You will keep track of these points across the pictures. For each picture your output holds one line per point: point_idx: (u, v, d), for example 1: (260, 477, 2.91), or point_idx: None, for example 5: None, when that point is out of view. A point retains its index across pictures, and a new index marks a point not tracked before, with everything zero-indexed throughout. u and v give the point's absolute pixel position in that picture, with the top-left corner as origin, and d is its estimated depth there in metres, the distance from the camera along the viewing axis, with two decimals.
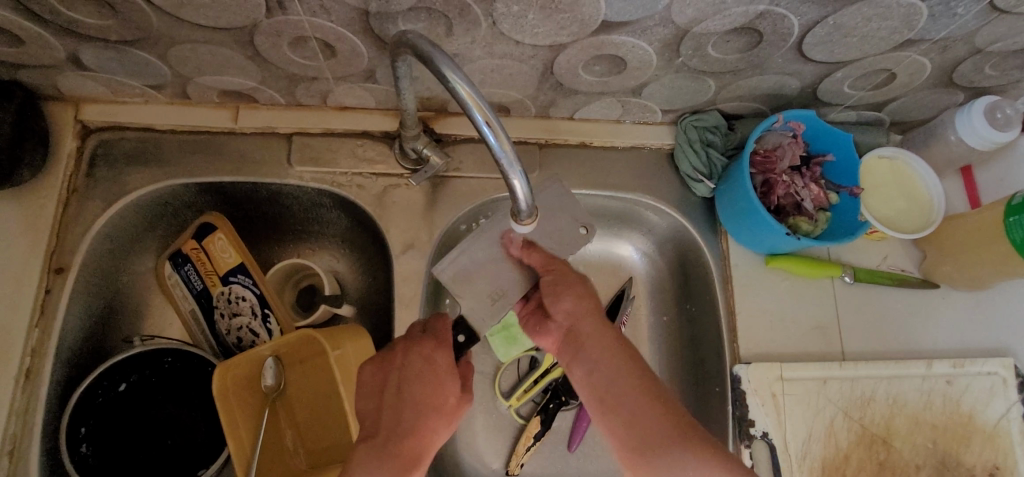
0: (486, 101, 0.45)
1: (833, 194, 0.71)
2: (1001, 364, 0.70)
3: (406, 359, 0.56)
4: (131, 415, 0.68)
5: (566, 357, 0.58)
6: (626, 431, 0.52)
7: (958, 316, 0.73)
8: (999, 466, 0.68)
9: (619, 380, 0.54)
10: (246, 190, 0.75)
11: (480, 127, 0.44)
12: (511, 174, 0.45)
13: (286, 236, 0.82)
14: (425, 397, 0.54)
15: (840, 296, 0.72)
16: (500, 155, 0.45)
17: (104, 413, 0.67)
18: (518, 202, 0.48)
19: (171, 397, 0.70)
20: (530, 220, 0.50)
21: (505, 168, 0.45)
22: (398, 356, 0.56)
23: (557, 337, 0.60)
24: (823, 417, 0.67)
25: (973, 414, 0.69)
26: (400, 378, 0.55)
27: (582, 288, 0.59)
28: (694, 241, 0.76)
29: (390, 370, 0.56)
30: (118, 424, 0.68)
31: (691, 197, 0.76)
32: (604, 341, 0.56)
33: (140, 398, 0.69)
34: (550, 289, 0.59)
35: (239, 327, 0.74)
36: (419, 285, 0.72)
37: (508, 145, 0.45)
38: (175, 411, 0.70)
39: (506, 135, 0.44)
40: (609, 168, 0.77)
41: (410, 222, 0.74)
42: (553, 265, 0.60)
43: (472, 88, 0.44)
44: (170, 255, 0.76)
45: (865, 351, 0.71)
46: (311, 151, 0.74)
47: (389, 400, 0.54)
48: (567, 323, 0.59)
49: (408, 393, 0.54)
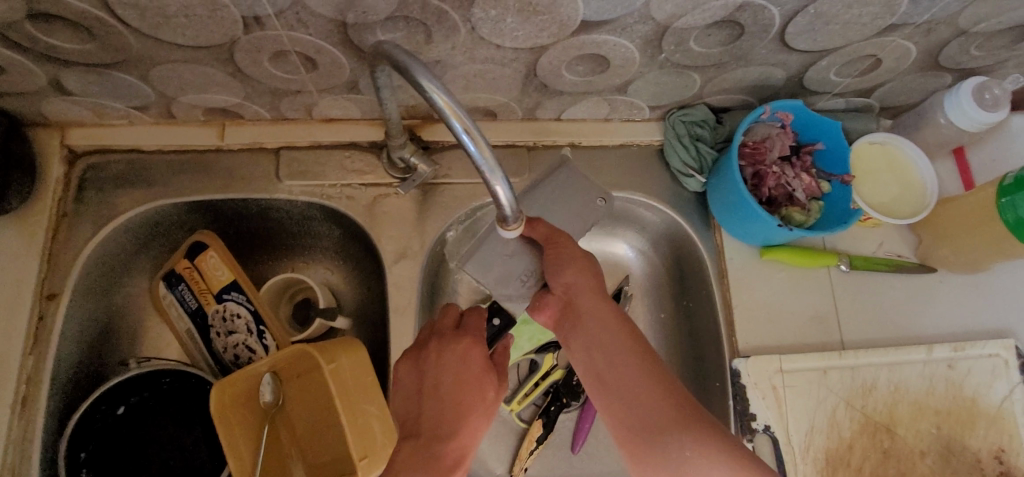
0: (464, 108, 0.44)
1: (825, 183, 0.70)
2: (1002, 345, 0.69)
3: (443, 360, 0.57)
4: (130, 438, 0.68)
5: (565, 330, 0.58)
6: (627, 416, 0.52)
7: (957, 299, 0.72)
8: (1005, 448, 0.67)
9: (620, 366, 0.53)
10: (237, 207, 0.75)
11: (459, 135, 0.44)
12: (493, 181, 0.45)
13: (279, 250, 0.81)
14: (466, 393, 0.56)
15: (836, 285, 0.72)
16: (481, 162, 0.45)
17: (103, 437, 0.67)
18: (502, 208, 0.48)
19: (169, 419, 0.70)
20: (516, 225, 0.50)
21: (486, 175, 0.45)
22: (431, 356, 0.57)
23: (555, 310, 0.58)
24: (824, 407, 0.67)
25: (976, 397, 0.68)
26: (439, 376, 0.56)
27: (584, 261, 0.57)
28: (688, 237, 0.76)
29: (425, 368, 0.57)
30: (118, 447, 0.67)
31: (682, 193, 0.76)
32: (600, 328, 0.56)
33: (139, 421, 0.69)
34: (553, 260, 0.57)
35: (235, 344, 0.74)
36: (413, 294, 0.71)
37: (488, 151, 0.44)
38: (174, 432, 0.69)
39: (486, 142, 0.44)
40: (598, 167, 0.76)
41: (401, 231, 0.73)
42: (559, 238, 0.58)
43: (448, 97, 0.44)
44: (163, 276, 0.76)
45: (865, 339, 0.70)
46: (299, 164, 0.73)
47: (432, 398, 0.55)
48: (566, 295, 0.57)
49: (447, 389, 0.55)
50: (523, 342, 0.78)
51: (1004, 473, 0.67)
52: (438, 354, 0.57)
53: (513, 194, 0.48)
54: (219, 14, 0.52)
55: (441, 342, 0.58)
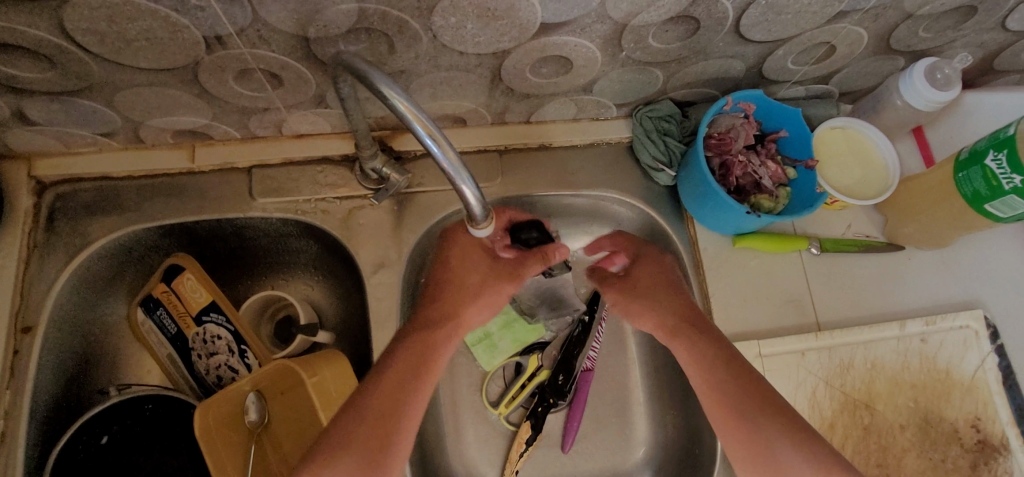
0: (427, 114, 0.45)
1: (790, 169, 0.72)
2: (972, 316, 0.72)
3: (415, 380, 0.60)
4: (113, 466, 0.67)
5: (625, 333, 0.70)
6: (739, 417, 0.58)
7: (926, 274, 0.74)
8: (980, 417, 0.69)
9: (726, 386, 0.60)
10: (213, 227, 0.74)
11: (423, 139, 0.45)
12: (460, 181, 0.46)
13: (258, 269, 0.81)
14: (411, 420, 0.58)
15: (809, 268, 0.73)
16: (446, 164, 0.45)
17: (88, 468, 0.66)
18: (472, 208, 0.49)
19: (154, 446, 0.69)
20: (487, 223, 0.51)
21: (453, 176, 0.46)
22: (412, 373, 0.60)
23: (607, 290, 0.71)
24: (804, 388, 0.68)
25: (950, 368, 0.70)
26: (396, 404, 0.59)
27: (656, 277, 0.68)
28: (662, 230, 0.77)
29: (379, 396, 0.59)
30: None
31: (653, 187, 0.77)
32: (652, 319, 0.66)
33: (122, 450, 0.68)
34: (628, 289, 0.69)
35: (218, 365, 0.73)
36: (394, 303, 0.72)
37: (453, 153, 0.45)
38: (159, 459, 0.69)
39: (450, 145, 0.45)
40: (570, 168, 0.77)
41: (378, 242, 0.74)
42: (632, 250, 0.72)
43: (408, 102, 0.45)
44: (141, 301, 0.75)
45: (839, 319, 0.72)
46: (272, 182, 0.73)
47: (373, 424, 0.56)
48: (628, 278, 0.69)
49: (430, 319, 0.65)
50: (509, 342, 0.80)
51: (982, 441, 0.68)
52: (410, 378, 0.60)
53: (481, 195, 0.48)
54: (180, 35, 0.52)
55: (415, 373, 0.60)
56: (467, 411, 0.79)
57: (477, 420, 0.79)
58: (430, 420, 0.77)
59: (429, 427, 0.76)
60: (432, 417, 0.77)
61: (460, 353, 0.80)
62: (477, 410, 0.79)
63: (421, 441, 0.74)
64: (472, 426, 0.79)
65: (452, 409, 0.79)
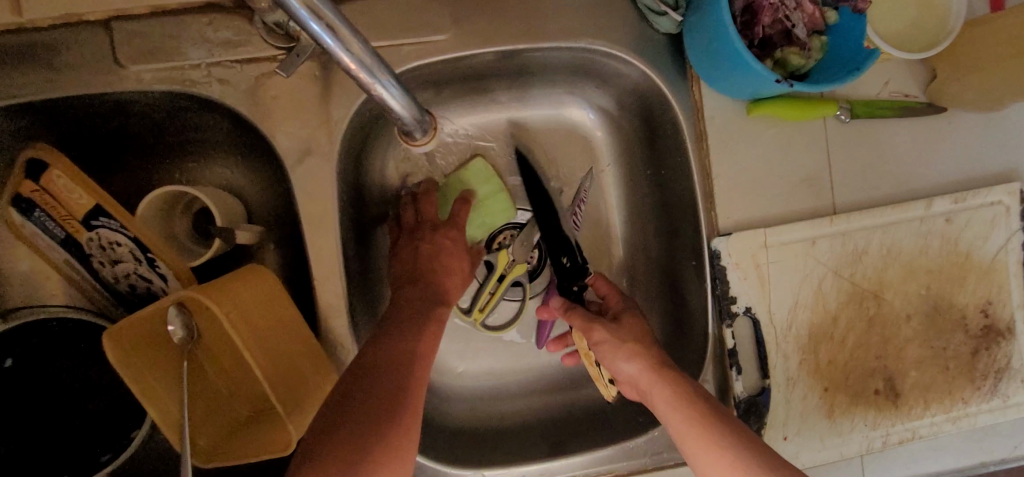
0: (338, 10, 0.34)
1: (831, 12, 0.54)
2: (1006, 191, 0.61)
3: (436, 319, 0.54)
4: (31, 403, 0.62)
5: None
6: None
7: (968, 140, 0.62)
8: (993, 299, 0.63)
9: None
10: (102, 124, 0.60)
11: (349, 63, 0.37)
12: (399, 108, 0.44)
13: (164, 150, 0.65)
14: None
15: (832, 139, 0.61)
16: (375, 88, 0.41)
17: (55, 353, 0.62)
18: (408, 126, 0.48)
19: (79, 353, 0.63)
20: (422, 135, 0.50)
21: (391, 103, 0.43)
22: (412, 348, 0.50)
23: None
24: (810, 280, 0.60)
25: (971, 251, 0.62)
26: (408, 378, 0.47)
27: None
28: (662, 95, 0.61)
29: (407, 315, 0.53)
30: (47, 388, 0.63)
31: (653, 37, 0.60)
32: None
33: (60, 347, 0.63)
34: None
35: (127, 274, 0.62)
36: (329, 199, 0.57)
37: (371, 58, 0.38)
38: (100, 373, 0.64)
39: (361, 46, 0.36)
40: (545, 8, 0.58)
41: (300, 119, 0.57)
42: None
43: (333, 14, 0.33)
44: (31, 177, 0.57)
45: (858, 199, 0.61)
46: (145, 42, 0.54)
47: None
48: None
49: None
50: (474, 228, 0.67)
51: (988, 326, 0.63)
52: None
53: (416, 100, 0.45)
54: None
55: None
56: (443, 228, 0.62)
57: (466, 255, 0.61)
58: (431, 260, 0.59)
59: (439, 275, 0.58)
60: (427, 251, 0.59)
61: None
62: (448, 221, 0.62)
63: None
64: (466, 260, 0.61)
65: (433, 248, 0.60)
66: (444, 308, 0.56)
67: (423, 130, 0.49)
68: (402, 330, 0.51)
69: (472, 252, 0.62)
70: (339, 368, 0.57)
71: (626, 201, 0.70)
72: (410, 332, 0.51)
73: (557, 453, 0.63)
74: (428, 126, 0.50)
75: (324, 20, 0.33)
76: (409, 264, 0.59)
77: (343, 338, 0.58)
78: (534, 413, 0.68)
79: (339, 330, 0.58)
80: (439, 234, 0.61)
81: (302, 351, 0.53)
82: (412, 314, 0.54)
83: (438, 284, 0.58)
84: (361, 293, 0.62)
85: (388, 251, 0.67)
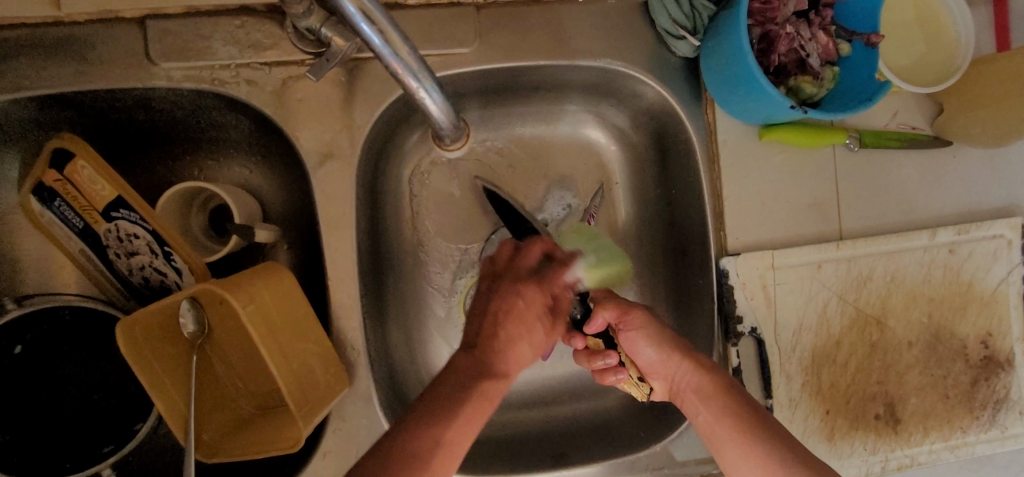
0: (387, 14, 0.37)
1: (844, 44, 0.56)
2: (1008, 225, 0.63)
3: (481, 402, 0.46)
4: (35, 392, 0.62)
5: None
6: None
7: (973, 174, 0.64)
8: (993, 331, 0.64)
9: None
10: (127, 118, 0.61)
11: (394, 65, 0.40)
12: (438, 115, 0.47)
13: (185, 147, 0.66)
14: None
15: (840, 166, 0.62)
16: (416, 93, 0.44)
17: (63, 342, 0.63)
18: (443, 132, 0.51)
19: (87, 343, 0.63)
20: (455, 143, 0.53)
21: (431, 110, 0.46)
22: (443, 435, 0.43)
23: None
24: (815, 303, 0.61)
25: (972, 282, 0.63)
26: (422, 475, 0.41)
27: None
28: (676, 116, 0.63)
29: (444, 394, 0.46)
30: (53, 378, 0.63)
31: (670, 60, 0.62)
32: None
33: (69, 337, 0.63)
34: None
35: (141, 267, 0.62)
36: (347, 202, 0.58)
37: (415, 64, 0.41)
38: (106, 365, 0.64)
39: (408, 51, 0.39)
40: (567, 27, 0.60)
41: (323, 122, 0.58)
42: None
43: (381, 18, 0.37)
44: (55, 165, 0.59)
45: (864, 226, 0.63)
46: (176, 40, 0.56)
47: None
48: None
49: None
50: None
51: (988, 357, 0.64)
52: None
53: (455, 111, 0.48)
54: None
55: None
56: (522, 279, 0.53)
57: (541, 322, 0.53)
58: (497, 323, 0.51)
59: (501, 342, 0.50)
60: (501, 312, 0.51)
61: (428, 251, 0.69)
62: (537, 274, 0.55)
63: (389, 354, 0.64)
64: (539, 327, 0.52)
65: (503, 307, 0.51)
66: (498, 382, 0.48)
67: (455, 139, 0.52)
68: (437, 417, 0.44)
69: (550, 318, 0.54)
70: (347, 369, 0.58)
71: (636, 218, 0.71)
72: (448, 407, 0.45)
73: (559, 465, 0.63)
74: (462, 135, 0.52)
75: (377, 26, 0.37)
76: (476, 319, 0.52)
77: (353, 339, 0.58)
78: (535, 425, 0.68)
79: (350, 331, 0.58)
80: (513, 285, 0.53)
81: (314, 351, 0.54)
82: (452, 391, 0.46)
83: (497, 351, 0.49)
84: (372, 296, 0.63)
85: (399, 257, 0.68)
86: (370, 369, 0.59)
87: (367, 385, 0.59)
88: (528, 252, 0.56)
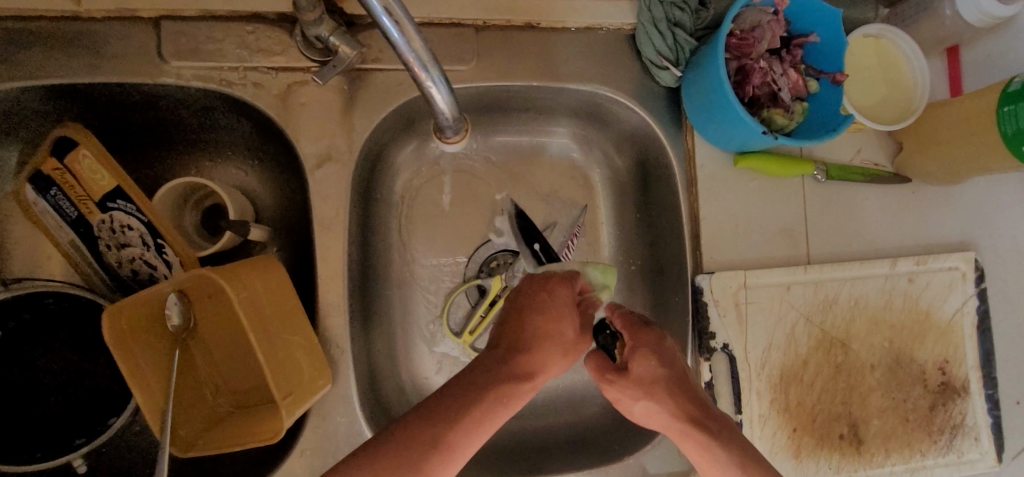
0: None
1: (813, 81, 0.60)
2: (962, 258, 0.67)
3: (498, 401, 0.44)
4: (10, 380, 0.61)
5: None
6: None
7: (929, 210, 0.68)
8: (950, 358, 0.67)
9: None
10: (131, 113, 0.63)
11: (400, 47, 0.42)
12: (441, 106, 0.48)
13: (183, 146, 0.68)
14: None
15: (808, 196, 0.67)
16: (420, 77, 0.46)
17: (43, 331, 0.63)
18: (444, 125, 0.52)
19: (68, 332, 0.63)
20: (457, 138, 0.55)
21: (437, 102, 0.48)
22: (428, 433, 0.42)
23: None
24: (784, 323, 0.64)
25: (930, 310, 0.67)
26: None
27: None
28: (658, 141, 0.67)
29: (455, 392, 0.44)
30: (30, 366, 0.62)
31: (654, 88, 0.66)
32: None
33: (49, 326, 0.63)
34: None
35: (132, 259, 0.63)
36: (341, 204, 0.61)
37: (422, 47, 0.43)
38: (85, 358, 0.63)
39: (415, 33, 0.42)
40: (559, 53, 0.64)
41: (324, 127, 0.61)
42: None
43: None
44: (54, 154, 0.60)
45: (830, 253, 0.66)
46: (188, 41, 0.59)
47: None
48: None
49: None
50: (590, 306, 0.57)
51: (944, 383, 0.67)
52: None
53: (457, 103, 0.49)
54: None
55: None
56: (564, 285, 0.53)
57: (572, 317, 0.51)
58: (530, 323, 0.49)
59: (528, 341, 0.48)
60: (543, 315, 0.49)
61: (414, 259, 0.71)
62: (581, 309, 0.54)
63: (372, 356, 0.65)
64: (572, 325, 0.51)
65: (528, 305, 0.50)
66: (517, 383, 0.46)
67: (456, 134, 0.54)
68: (440, 414, 0.43)
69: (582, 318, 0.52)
70: (330, 366, 0.59)
71: (617, 237, 0.74)
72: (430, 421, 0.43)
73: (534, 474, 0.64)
74: (462, 131, 0.53)
75: (393, 16, 0.40)
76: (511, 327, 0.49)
77: (338, 337, 0.60)
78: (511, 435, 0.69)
79: (336, 329, 0.60)
80: (541, 284, 0.52)
81: (302, 346, 0.56)
82: (466, 386, 0.45)
83: (512, 363, 0.47)
84: (358, 298, 0.64)
85: (387, 262, 0.70)
86: (353, 367, 0.60)
87: (350, 384, 0.60)
88: (552, 289, 0.52)
